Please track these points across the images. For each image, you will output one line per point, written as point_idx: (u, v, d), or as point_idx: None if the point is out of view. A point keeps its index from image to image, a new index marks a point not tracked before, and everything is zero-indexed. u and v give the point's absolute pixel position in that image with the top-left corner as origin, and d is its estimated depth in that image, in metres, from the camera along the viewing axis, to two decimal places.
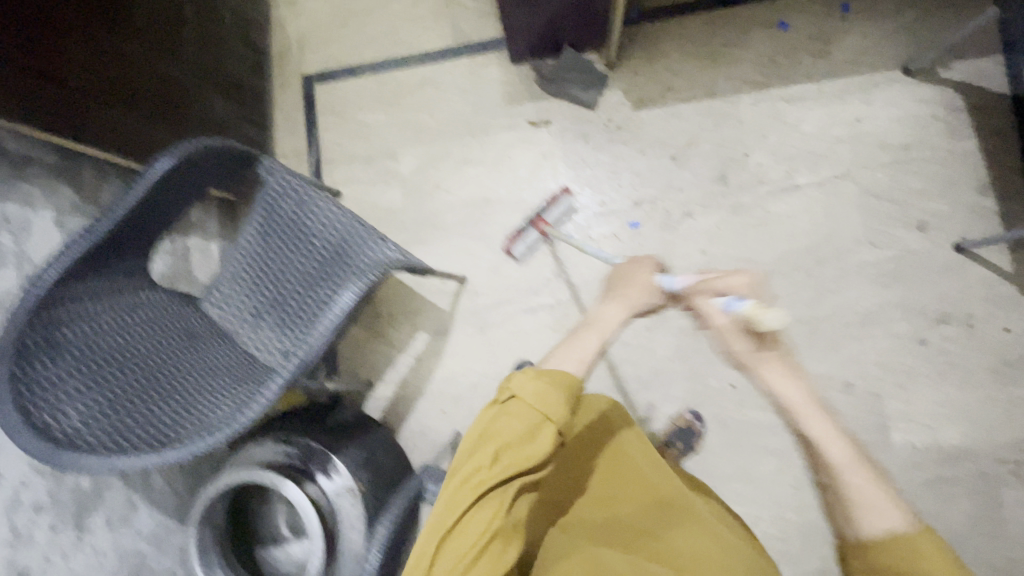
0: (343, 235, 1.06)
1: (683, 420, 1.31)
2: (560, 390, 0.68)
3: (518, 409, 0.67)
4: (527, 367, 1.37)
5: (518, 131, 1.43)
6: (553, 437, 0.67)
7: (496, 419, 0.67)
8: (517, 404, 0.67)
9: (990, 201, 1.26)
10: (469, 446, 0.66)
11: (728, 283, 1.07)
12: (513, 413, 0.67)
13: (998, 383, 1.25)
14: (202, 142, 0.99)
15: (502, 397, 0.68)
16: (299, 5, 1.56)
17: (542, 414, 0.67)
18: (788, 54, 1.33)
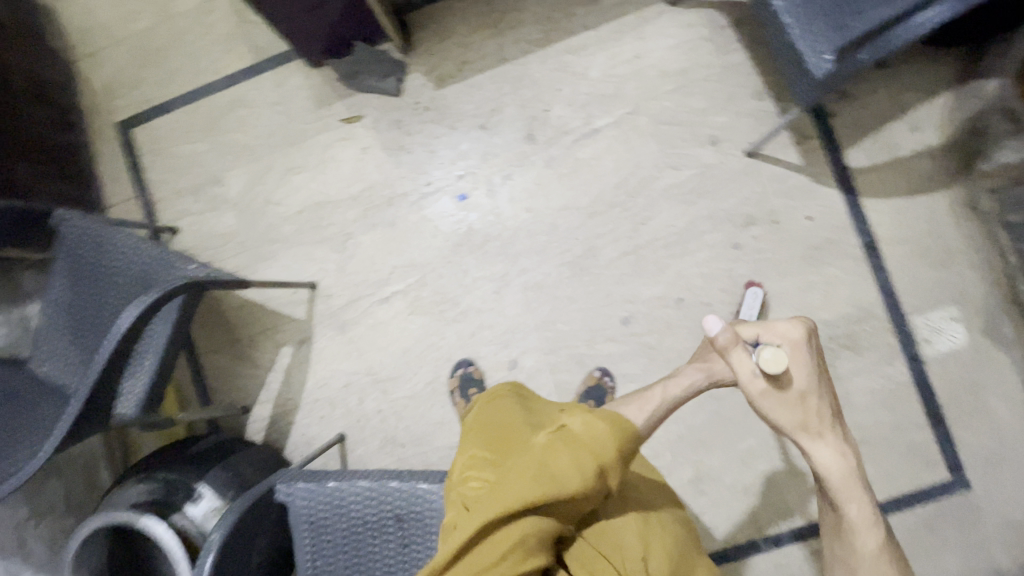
0: (148, 266, 1.09)
1: (595, 378, 1.34)
2: (618, 433, 0.75)
3: (587, 442, 0.73)
4: (469, 366, 1.40)
5: (334, 132, 1.46)
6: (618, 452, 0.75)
7: (544, 460, 0.72)
8: (568, 432, 0.75)
9: (768, 104, 1.35)
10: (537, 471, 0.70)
11: (769, 329, 0.86)
12: (570, 441, 0.73)
13: (812, 267, 1.34)
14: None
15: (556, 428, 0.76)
16: (99, 56, 1.57)
17: (592, 451, 0.73)
18: (561, 8, 1.41)
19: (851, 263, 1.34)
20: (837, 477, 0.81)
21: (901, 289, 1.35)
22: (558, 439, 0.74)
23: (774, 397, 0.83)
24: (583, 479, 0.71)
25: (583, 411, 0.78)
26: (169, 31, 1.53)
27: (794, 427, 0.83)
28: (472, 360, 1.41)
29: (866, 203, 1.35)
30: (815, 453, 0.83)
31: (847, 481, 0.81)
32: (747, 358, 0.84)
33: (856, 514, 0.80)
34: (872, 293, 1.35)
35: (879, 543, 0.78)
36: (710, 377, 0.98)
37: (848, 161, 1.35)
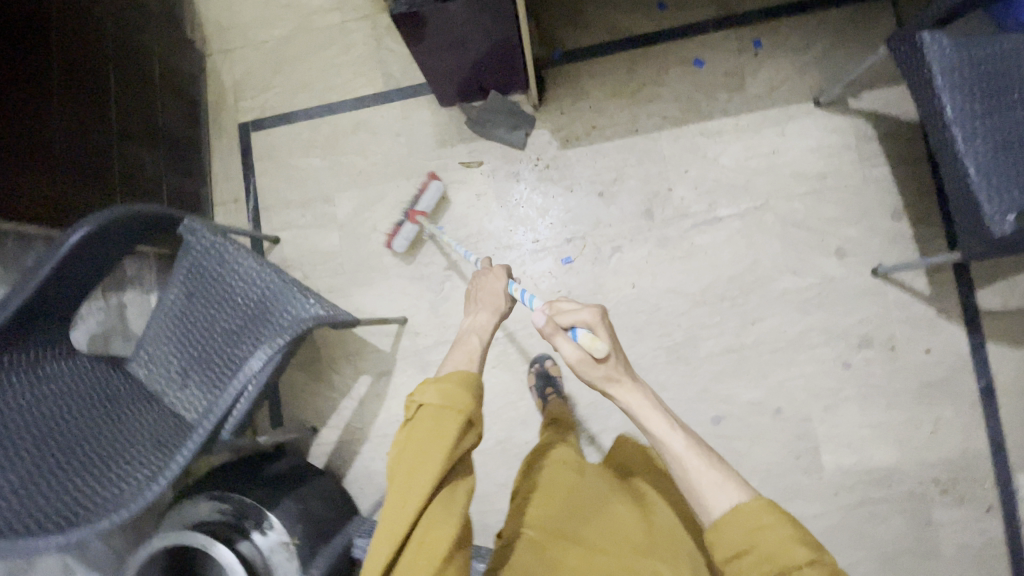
0: (269, 292, 1.08)
1: None
2: (467, 386, 0.72)
3: (435, 414, 0.69)
4: (546, 361, 1.38)
5: (451, 172, 1.46)
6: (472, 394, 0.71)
7: (412, 443, 0.68)
8: (424, 412, 0.70)
9: (903, 227, 1.30)
10: (407, 455, 0.68)
11: (580, 313, 0.78)
12: (426, 417, 0.69)
13: (922, 403, 1.28)
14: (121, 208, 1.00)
15: (410, 413, 0.71)
16: (233, 53, 1.57)
17: (445, 413, 0.69)
18: (703, 90, 1.38)
19: (964, 405, 1.28)
20: (598, 373, 0.75)
21: (1013, 443, 1.27)
22: (412, 427, 0.70)
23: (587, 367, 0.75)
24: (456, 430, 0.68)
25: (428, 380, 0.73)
26: (305, 43, 1.54)
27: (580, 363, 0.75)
28: (550, 356, 1.40)
29: (991, 346, 1.28)
30: (621, 395, 0.75)
31: (655, 413, 0.73)
32: (568, 343, 0.76)
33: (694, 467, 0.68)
34: (980, 441, 1.28)
35: (724, 474, 0.67)
36: (498, 314, 0.94)
37: (978, 300, 1.28)
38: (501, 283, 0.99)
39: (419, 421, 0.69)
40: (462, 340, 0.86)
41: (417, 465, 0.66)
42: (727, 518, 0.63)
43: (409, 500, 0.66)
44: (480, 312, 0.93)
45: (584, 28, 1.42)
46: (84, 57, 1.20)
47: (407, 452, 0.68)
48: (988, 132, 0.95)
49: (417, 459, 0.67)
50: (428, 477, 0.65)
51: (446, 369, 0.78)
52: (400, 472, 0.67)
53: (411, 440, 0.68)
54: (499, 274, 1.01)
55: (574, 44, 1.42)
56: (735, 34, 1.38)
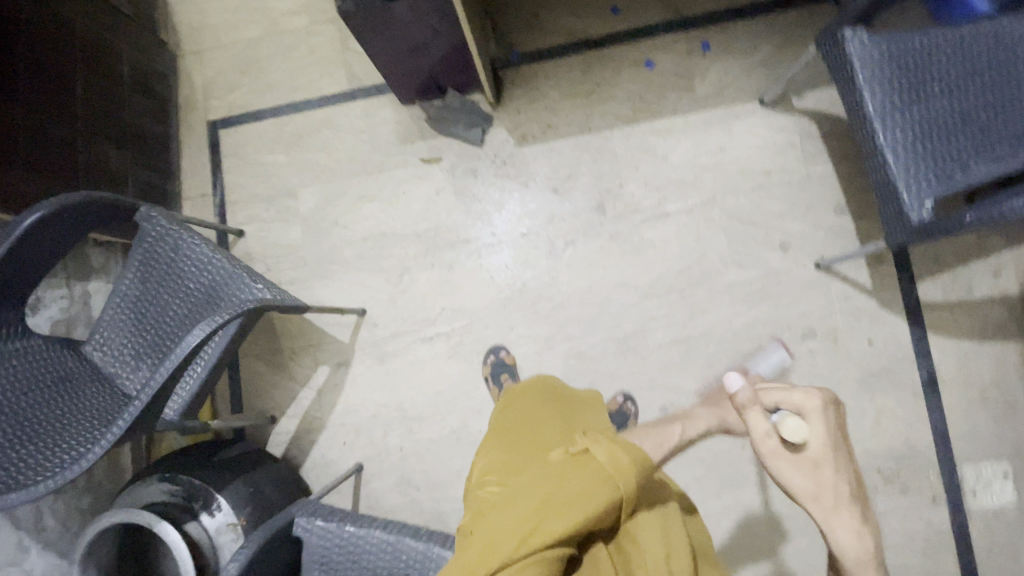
0: (219, 277, 1.12)
1: (616, 402, 1.34)
2: (639, 469, 0.71)
3: (597, 469, 0.70)
4: (501, 350, 1.42)
5: (412, 168, 1.50)
6: (637, 487, 0.71)
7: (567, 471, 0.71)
8: (591, 459, 0.71)
9: (846, 221, 1.33)
10: (550, 492, 0.69)
11: (789, 395, 0.82)
12: (588, 466, 0.71)
13: (866, 394, 1.31)
14: (75, 193, 1.04)
15: (576, 448, 0.74)
16: (205, 55, 1.63)
17: (609, 474, 0.70)
18: (653, 91, 1.43)
19: (906, 395, 1.31)
20: (778, 459, 0.77)
21: (954, 433, 1.30)
22: (570, 462, 0.72)
23: (784, 463, 0.77)
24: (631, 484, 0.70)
25: (604, 437, 0.74)
26: (274, 44, 1.59)
27: (776, 455, 0.78)
28: (505, 347, 1.42)
29: (931, 337, 1.31)
30: (786, 476, 0.77)
31: (835, 510, 0.75)
32: (763, 421, 0.79)
33: (844, 538, 0.74)
34: (922, 431, 1.30)
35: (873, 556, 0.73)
36: (725, 425, 1.05)
37: (918, 293, 1.31)
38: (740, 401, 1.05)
39: (583, 466, 0.71)
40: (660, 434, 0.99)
41: (551, 503, 0.68)
42: None
43: (534, 533, 0.66)
44: (708, 414, 1.09)
45: (539, 31, 1.47)
46: (49, 50, 1.24)
47: (547, 487, 0.69)
48: (907, 123, 0.98)
49: (554, 499, 0.68)
50: (562, 525, 0.66)
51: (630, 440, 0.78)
52: (529, 503, 0.69)
53: (569, 476, 0.70)
54: (732, 410, 1.07)
55: (530, 45, 1.48)
56: (684, 37, 1.43)
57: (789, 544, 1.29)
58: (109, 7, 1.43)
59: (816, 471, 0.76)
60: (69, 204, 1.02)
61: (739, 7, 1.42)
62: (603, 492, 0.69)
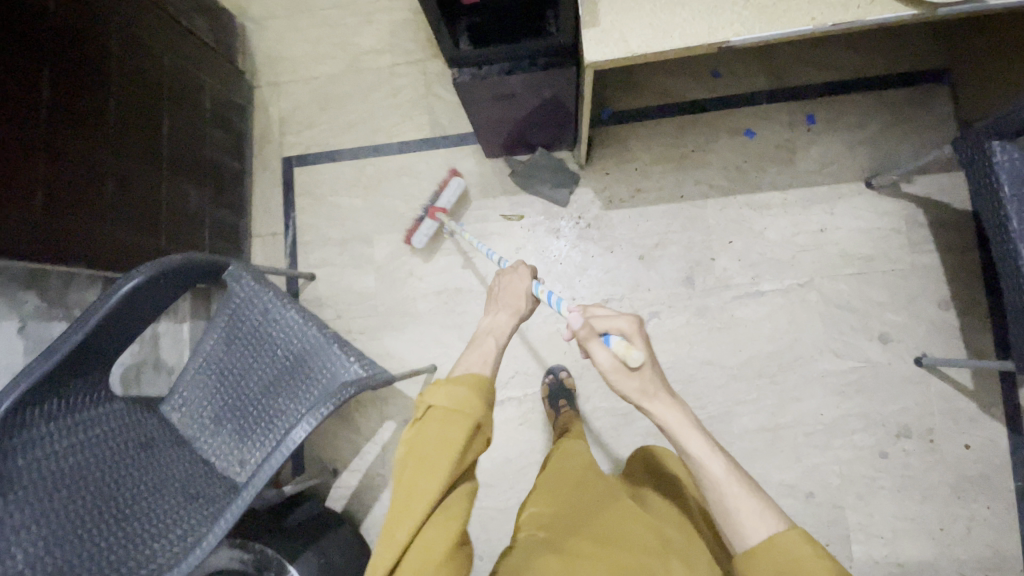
0: (308, 347, 1.09)
1: None
2: (480, 393, 0.70)
3: (441, 420, 0.67)
4: (559, 372, 1.39)
5: (491, 223, 1.46)
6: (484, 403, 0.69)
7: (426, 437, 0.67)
8: (434, 413, 0.68)
9: (950, 317, 1.27)
10: (415, 459, 0.66)
11: (616, 319, 0.75)
12: (432, 423, 0.67)
13: (959, 500, 1.25)
14: (173, 260, 1.01)
15: (419, 413, 0.69)
16: (282, 87, 1.58)
17: (462, 412, 0.68)
18: (752, 161, 1.37)
19: (1002, 505, 1.24)
20: (619, 378, 0.71)
21: None
22: (423, 425, 0.68)
23: (619, 377, 0.71)
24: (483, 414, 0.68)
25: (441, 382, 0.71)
26: (355, 83, 1.55)
27: (619, 375, 0.71)
28: (564, 367, 1.40)
29: None
30: (618, 391, 0.72)
31: (695, 434, 0.68)
32: (601, 348, 0.72)
33: (698, 452, 0.67)
34: (1020, 543, 1.23)
35: (761, 500, 0.64)
36: (517, 317, 0.87)
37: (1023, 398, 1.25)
38: (525, 285, 0.92)
39: (427, 423, 0.68)
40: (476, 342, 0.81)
41: (419, 475, 0.65)
42: (759, 550, 0.60)
43: (413, 511, 0.64)
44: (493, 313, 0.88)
45: (634, 90, 1.43)
46: (136, 89, 1.19)
47: (413, 457, 0.66)
48: None
49: (420, 467, 0.66)
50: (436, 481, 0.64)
51: (457, 368, 0.75)
52: (401, 482, 0.66)
53: (423, 437, 0.67)
54: (521, 276, 0.93)
55: (624, 105, 1.43)
56: (788, 107, 1.37)
57: None
58: (194, 41, 1.39)
59: (647, 389, 0.71)
60: (164, 271, 0.99)
61: (849, 80, 1.35)
62: (456, 431, 0.67)
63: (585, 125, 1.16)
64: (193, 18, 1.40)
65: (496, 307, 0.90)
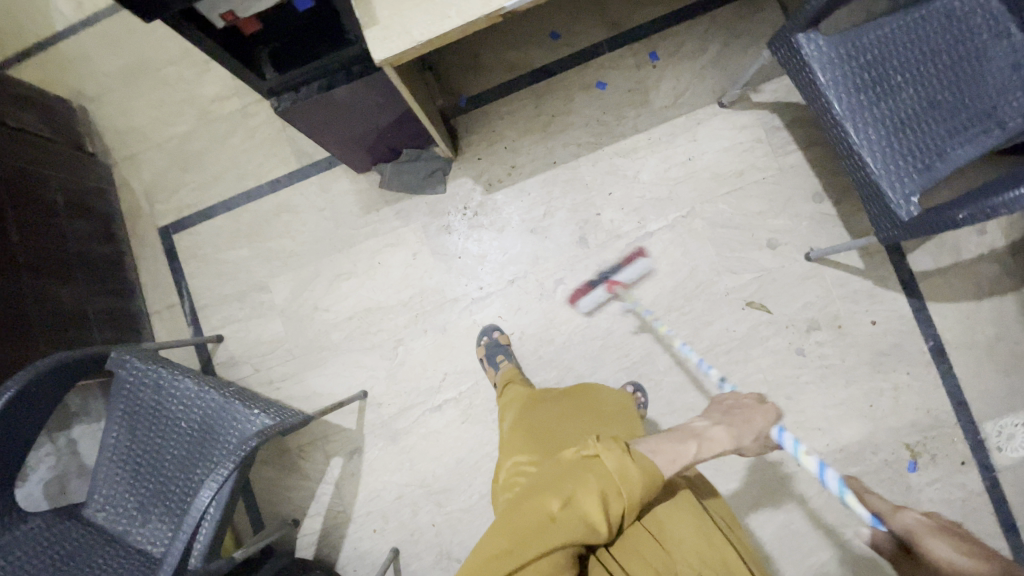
0: (211, 410, 1.07)
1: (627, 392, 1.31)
2: (650, 485, 0.67)
3: (607, 479, 0.66)
4: (496, 332, 1.39)
5: (382, 236, 1.45)
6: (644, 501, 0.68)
7: (570, 476, 0.67)
8: (599, 465, 0.68)
9: (826, 207, 1.33)
10: (564, 496, 0.65)
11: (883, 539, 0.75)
12: (597, 475, 0.66)
13: (879, 374, 1.31)
14: (52, 357, 1.00)
15: (591, 451, 0.69)
16: (138, 159, 1.53)
17: (622, 489, 0.66)
18: (612, 110, 1.39)
19: (918, 367, 1.30)
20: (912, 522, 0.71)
21: (972, 395, 1.29)
22: (581, 468, 0.68)
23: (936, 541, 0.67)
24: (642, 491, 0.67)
25: (617, 446, 0.69)
26: (210, 134, 1.51)
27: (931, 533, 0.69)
28: (501, 327, 1.40)
29: (931, 306, 1.31)
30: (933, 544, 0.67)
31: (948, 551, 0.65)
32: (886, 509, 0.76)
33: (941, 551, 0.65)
34: (941, 398, 1.30)
35: None
36: (738, 444, 0.81)
37: (909, 264, 1.32)
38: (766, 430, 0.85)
39: (589, 469, 0.67)
40: (683, 439, 0.77)
41: (547, 528, 0.62)
42: None
43: (536, 546, 0.62)
44: (714, 422, 0.82)
45: (485, 73, 1.43)
46: None
47: (558, 487, 0.66)
48: (877, 119, 0.97)
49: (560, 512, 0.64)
50: (553, 544, 0.62)
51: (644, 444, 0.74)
52: (529, 514, 0.65)
53: (568, 480, 0.66)
54: (766, 415, 0.86)
55: (478, 89, 1.44)
56: (631, 50, 1.39)
57: (838, 534, 1.28)
58: (28, 138, 1.34)
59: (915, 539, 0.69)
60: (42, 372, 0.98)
61: (680, 9, 1.39)
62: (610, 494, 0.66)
63: (426, 121, 1.16)
64: (20, 115, 1.35)
65: (721, 417, 0.85)
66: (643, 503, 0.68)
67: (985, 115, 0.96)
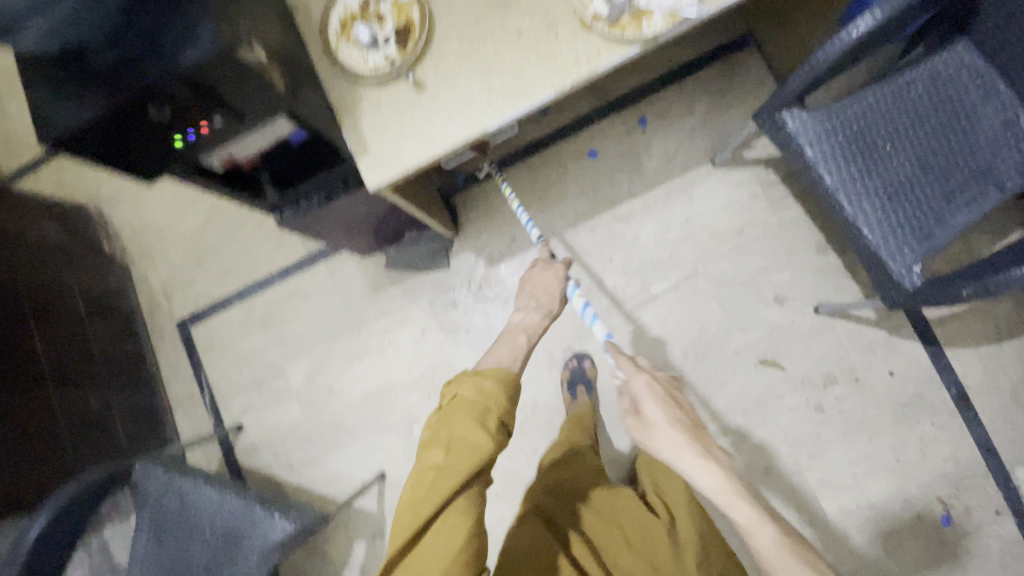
0: (235, 516, 1.08)
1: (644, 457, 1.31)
2: (504, 387, 0.71)
3: (468, 405, 0.69)
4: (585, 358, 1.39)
5: (390, 315, 1.48)
6: (510, 400, 0.71)
7: (443, 425, 0.69)
8: (459, 401, 0.70)
9: (832, 259, 1.31)
10: (438, 440, 0.68)
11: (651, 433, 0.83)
12: (459, 410, 0.69)
13: (903, 426, 1.28)
14: (85, 478, 1.04)
15: (445, 400, 0.71)
16: (154, 255, 1.59)
17: (487, 407, 0.69)
18: (606, 177, 1.41)
19: (943, 416, 1.27)
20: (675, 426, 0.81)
21: (1003, 442, 1.25)
22: (446, 413, 0.70)
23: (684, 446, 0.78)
24: (503, 396, 0.70)
25: (468, 374, 0.73)
26: (221, 227, 1.57)
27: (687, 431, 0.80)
28: (589, 354, 1.39)
29: (951, 353, 1.28)
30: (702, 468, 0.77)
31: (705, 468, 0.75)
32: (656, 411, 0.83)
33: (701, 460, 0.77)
34: (971, 447, 1.26)
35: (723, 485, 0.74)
36: (548, 316, 0.97)
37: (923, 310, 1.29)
38: (557, 283, 1.01)
39: (452, 410, 0.70)
40: (509, 338, 0.89)
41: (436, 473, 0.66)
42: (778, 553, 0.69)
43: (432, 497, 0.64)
44: (523, 311, 0.97)
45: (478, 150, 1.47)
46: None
47: (434, 441, 0.68)
48: (869, 189, 0.97)
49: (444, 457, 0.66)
50: (446, 486, 0.64)
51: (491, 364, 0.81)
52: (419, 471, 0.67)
53: (440, 426, 0.69)
54: (557, 274, 1.03)
55: (472, 166, 1.47)
56: (620, 117, 1.42)
57: None
58: (56, 253, 1.41)
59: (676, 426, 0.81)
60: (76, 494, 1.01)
61: (664, 74, 1.41)
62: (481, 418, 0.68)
63: (415, 208, 1.22)
64: (43, 229, 1.41)
65: (530, 303, 1.00)
66: (509, 404, 0.71)
67: (982, 175, 0.94)
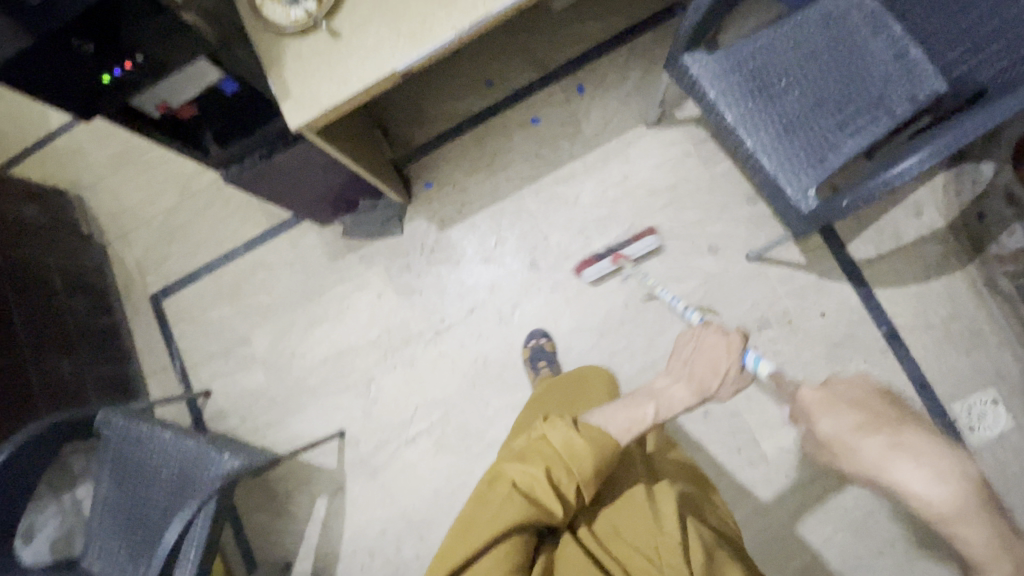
0: (187, 456, 1.15)
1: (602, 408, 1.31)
2: (597, 454, 0.76)
3: (553, 453, 0.77)
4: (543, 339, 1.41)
5: (348, 282, 1.55)
6: (596, 471, 0.77)
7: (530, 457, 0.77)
8: (549, 442, 0.78)
9: (761, 208, 1.37)
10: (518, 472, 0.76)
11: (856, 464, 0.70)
12: (546, 452, 0.77)
13: (837, 365, 1.31)
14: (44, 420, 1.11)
15: (539, 433, 0.80)
16: (129, 236, 1.69)
17: (566, 461, 0.76)
18: (548, 143, 1.49)
19: (875, 354, 1.31)
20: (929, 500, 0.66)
21: (935, 378, 1.28)
22: (533, 448, 0.78)
23: (931, 480, 0.65)
24: (592, 468, 0.76)
25: (565, 422, 0.80)
26: (192, 207, 1.66)
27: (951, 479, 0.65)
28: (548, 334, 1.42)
29: (880, 292, 1.32)
30: (909, 479, 0.66)
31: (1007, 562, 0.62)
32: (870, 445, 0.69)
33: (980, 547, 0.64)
34: (904, 383, 1.29)
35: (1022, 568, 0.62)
36: (702, 393, 0.97)
37: (852, 254, 1.34)
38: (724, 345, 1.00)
39: (540, 445, 0.78)
40: (648, 398, 0.94)
41: (507, 499, 0.73)
42: None
43: (492, 523, 0.71)
44: (674, 379, 0.98)
45: (427, 123, 1.55)
46: None
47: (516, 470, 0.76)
48: (766, 123, 1.03)
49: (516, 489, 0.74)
50: (510, 517, 0.71)
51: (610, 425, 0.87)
52: (489, 492, 0.75)
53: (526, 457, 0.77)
54: (732, 347, 1.01)
55: (422, 139, 1.55)
56: (559, 86, 1.50)
57: (816, 535, 1.27)
58: (33, 229, 1.50)
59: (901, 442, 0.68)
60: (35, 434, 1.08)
61: (599, 44, 1.49)
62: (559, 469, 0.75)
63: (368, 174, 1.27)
64: (23, 210, 1.50)
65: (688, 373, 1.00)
66: (593, 471, 0.77)
67: (872, 106, 1.00)
